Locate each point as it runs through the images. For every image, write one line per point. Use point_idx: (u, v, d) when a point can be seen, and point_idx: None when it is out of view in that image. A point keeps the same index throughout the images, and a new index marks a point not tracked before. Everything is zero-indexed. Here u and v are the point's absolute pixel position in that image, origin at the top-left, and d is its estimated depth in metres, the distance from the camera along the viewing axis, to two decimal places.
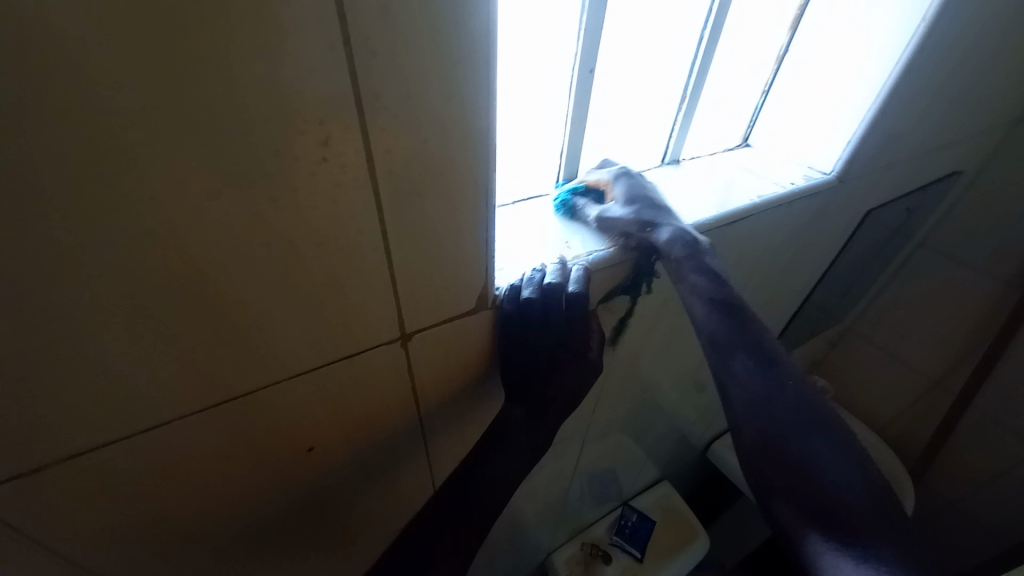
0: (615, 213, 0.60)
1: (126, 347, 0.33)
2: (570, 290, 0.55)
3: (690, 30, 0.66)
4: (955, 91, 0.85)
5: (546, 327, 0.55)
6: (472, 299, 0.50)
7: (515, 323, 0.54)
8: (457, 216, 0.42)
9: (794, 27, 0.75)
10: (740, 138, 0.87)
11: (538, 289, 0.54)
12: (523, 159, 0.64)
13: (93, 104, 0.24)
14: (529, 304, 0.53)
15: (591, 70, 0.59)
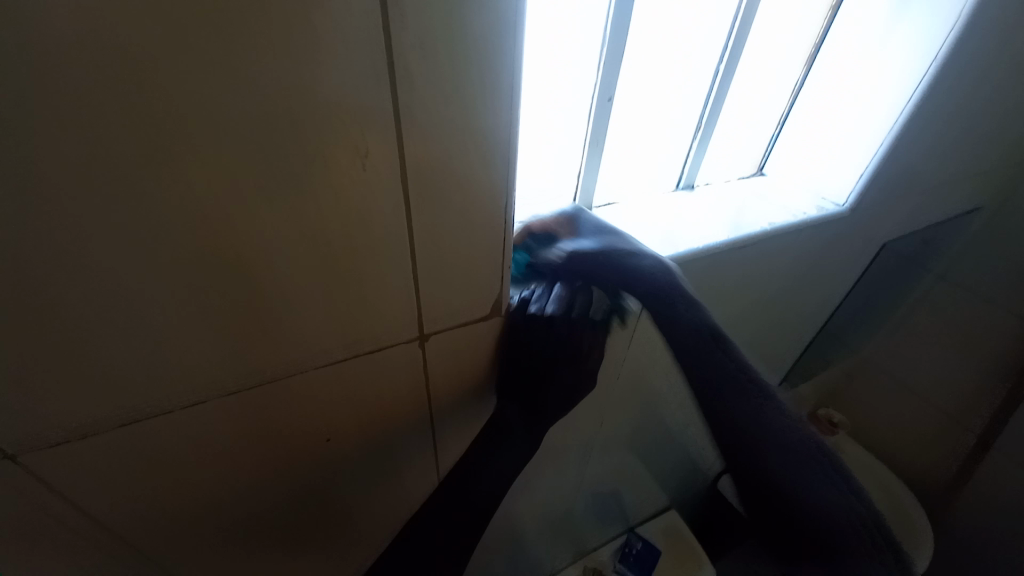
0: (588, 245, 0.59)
1: (179, 312, 0.36)
2: (571, 315, 0.59)
3: (706, 63, 0.70)
4: (970, 129, 0.86)
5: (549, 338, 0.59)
6: (487, 305, 0.52)
7: (522, 335, 0.58)
8: (478, 231, 0.45)
9: (808, 67, 0.79)
10: (757, 168, 0.89)
11: (543, 306, 0.58)
12: (541, 174, 0.67)
13: (183, 113, 0.29)
14: (535, 317, 0.57)
15: (610, 98, 0.63)
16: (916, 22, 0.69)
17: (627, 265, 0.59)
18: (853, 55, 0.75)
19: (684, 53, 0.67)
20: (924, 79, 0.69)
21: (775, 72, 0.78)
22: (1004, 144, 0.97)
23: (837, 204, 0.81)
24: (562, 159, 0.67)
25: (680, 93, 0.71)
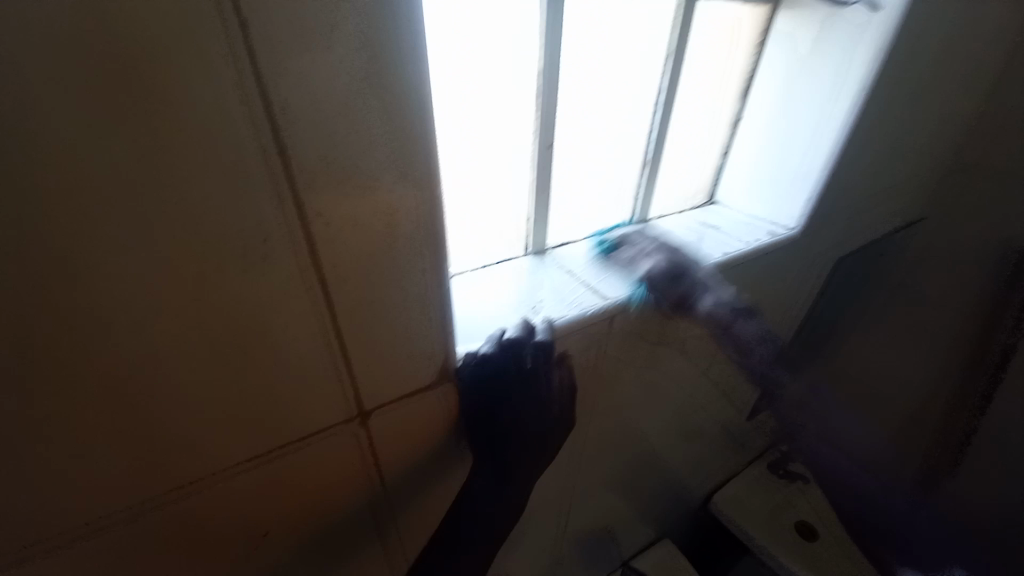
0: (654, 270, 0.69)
1: (74, 416, 0.33)
2: (536, 338, 0.56)
3: (645, 101, 0.69)
4: (910, 144, 0.88)
5: (508, 374, 0.54)
6: (433, 372, 0.49)
7: (477, 383, 0.54)
8: (412, 304, 0.43)
9: (744, 98, 0.80)
10: (707, 197, 0.90)
11: (498, 343, 0.54)
12: (488, 224, 0.65)
13: (60, 210, 0.27)
14: (489, 359, 0.53)
15: (549, 145, 0.62)
16: (844, 51, 0.69)
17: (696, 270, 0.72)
18: (780, 83, 0.76)
19: (625, 95, 0.67)
20: (853, 107, 0.71)
21: (716, 104, 0.79)
22: (942, 154, 1.00)
23: (786, 228, 0.82)
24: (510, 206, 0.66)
25: (625, 132, 0.71)
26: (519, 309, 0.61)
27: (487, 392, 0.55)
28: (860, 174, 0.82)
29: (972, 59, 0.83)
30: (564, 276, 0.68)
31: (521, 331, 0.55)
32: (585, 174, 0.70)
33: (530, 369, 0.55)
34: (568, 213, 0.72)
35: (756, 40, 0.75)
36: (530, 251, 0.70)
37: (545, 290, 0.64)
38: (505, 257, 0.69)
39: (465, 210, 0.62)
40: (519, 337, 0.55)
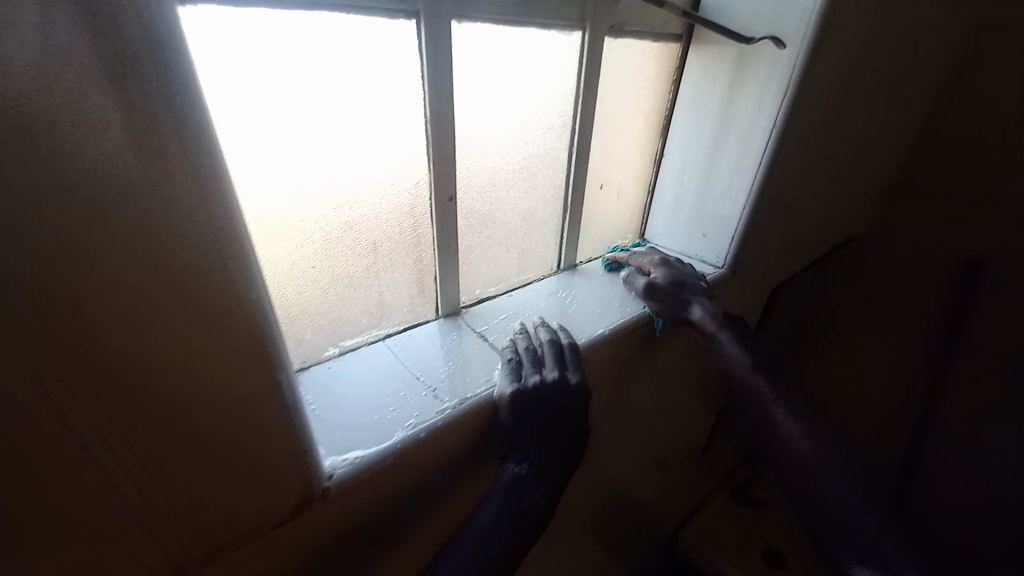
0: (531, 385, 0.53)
1: None
2: (572, 376, 0.55)
3: (559, 143, 0.63)
4: (831, 170, 0.88)
5: (549, 411, 0.53)
6: (294, 499, 0.38)
7: (520, 418, 0.52)
8: (247, 414, 0.33)
9: (664, 135, 0.78)
10: (637, 235, 0.88)
11: (542, 372, 0.54)
12: (392, 290, 0.56)
13: None
14: (538, 389, 0.53)
15: (451, 197, 0.53)
16: (757, 88, 0.66)
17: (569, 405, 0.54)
18: (700, 121, 0.73)
19: (534, 136, 0.60)
20: (767, 143, 0.67)
21: (637, 143, 0.77)
22: (862, 178, 1.01)
23: (714, 267, 0.78)
24: (409, 269, 0.56)
25: (542, 176, 0.64)
26: (416, 390, 0.50)
27: (523, 427, 0.53)
28: (782, 210, 0.81)
29: (874, 96, 0.85)
30: (478, 341, 0.59)
31: (563, 363, 0.56)
32: (498, 223, 0.63)
33: (570, 406, 0.54)
34: (484, 267, 0.65)
35: (671, 80, 0.74)
36: (441, 314, 0.62)
37: (452, 362, 0.55)
38: (416, 319, 0.60)
39: (354, 280, 0.52)
40: (561, 373, 0.54)
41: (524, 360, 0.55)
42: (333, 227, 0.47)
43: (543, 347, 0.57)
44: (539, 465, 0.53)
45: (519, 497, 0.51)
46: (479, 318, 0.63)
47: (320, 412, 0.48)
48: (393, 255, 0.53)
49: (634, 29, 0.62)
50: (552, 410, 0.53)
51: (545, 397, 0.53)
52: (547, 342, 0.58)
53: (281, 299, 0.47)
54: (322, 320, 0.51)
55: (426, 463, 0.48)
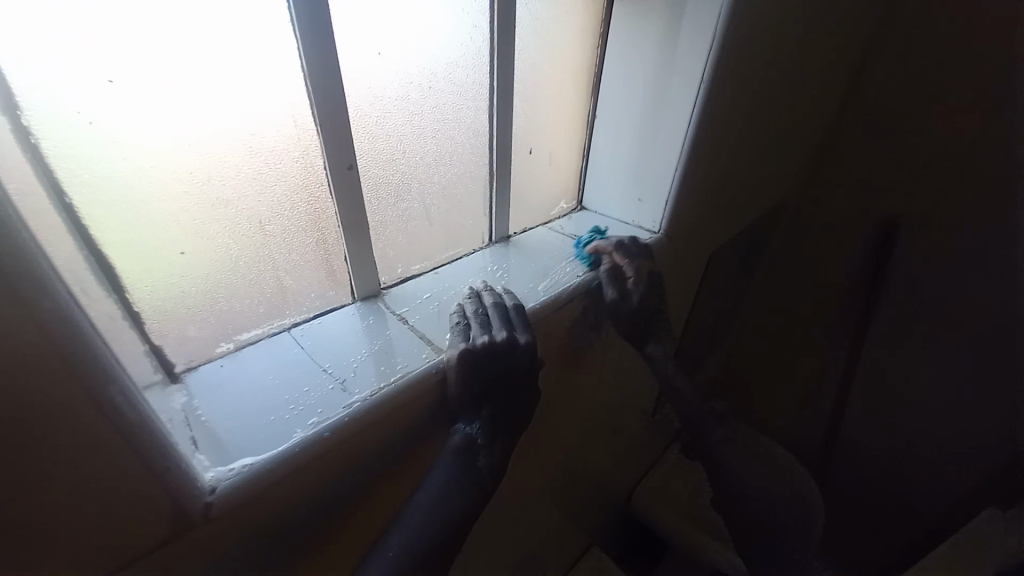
0: (478, 350, 0.50)
1: None
2: (522, 339, 0.53)
3: (476, 104, 0.58)
4: (762, 129, 0.87)
5: (499, 369, 0.51)
6: (165, 525, 0.33)
7: (471, 381, 0.50)
8: (77, 426, 0.27)
9: (594, 95, 0.74)
10: (576, 203, 0.84)
11: (489, 334, 0.52)
12: (293, 274, 0.50)
13: None
14: (485, 353, 0.50)
15: (351, 166, 0.47)
16: (684, 41, 0.62)
17: (521, 363, 0.52)
18: (628, 78, 0.69)
19: (446, 95, 0.54)
20: (696, 102, 0.64)
21: (566, 103, 0.72)
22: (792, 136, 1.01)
23: (650, 232, 0.77)
24: (312, 249, 0.50)
25: (461, 140, 0.59)
26: (323, 382, 0.46)
27: (478, 390, 0.51)
28: (717, 171, 0.80)
29: (803, 52, 0.84)
30: (396, 325, 0.54)
31: (511, 326, 0.53)
32: (414, 194, 0.57)
33: (522, 363, 0.53)
34: (404, 243, 0.60)
35: (598, 34, 0.70)
36: (359, 297, 0.56)
37: (366, 349, 0.50)
38: (330, 306, 0.54)
39: (242, 265, 0.45)
40: (510, 336, 0.52)
41: (473, 323, 0.53)
42: (205, 203, 0.41)
43: (489, 308, 0.55)
44: (490, 422, 0.52)
45: (471, 459, 0.51)
46: (399, 300, 0.58)
47: (208, 419, 0.42)
48: (288, 235, 0.47)
49: None
50: (502, 370, 0.51)
51: (493, 360, 0.50)
52: (493, 305, 0.55)
53: (148, 290, 0.40)
54: (208, 311, 0.45)
55: (341, 464, 0.43)
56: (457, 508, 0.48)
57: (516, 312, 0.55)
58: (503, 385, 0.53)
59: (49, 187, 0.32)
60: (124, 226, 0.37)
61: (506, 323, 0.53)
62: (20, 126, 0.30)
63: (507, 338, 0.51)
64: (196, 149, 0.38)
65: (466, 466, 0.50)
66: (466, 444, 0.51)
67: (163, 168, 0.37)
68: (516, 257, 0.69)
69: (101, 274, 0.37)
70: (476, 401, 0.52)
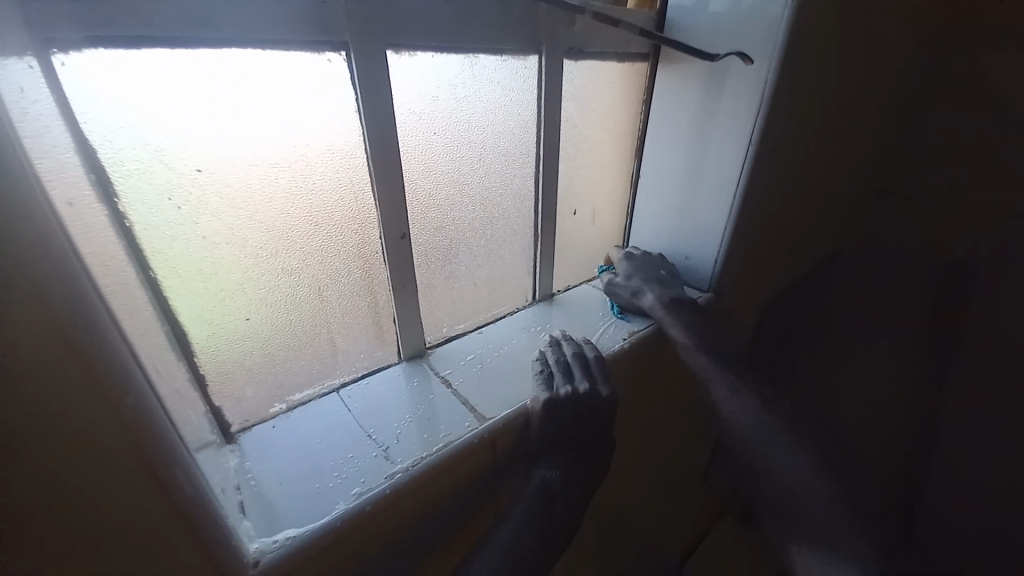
0: (561, 399, 0.51)
1: None
2: (602, 391, 0.53)
3: (522, 171, 0.60)
4: (818, 178, 0.83)
5: (580, 417, 0.52)
6: None
7: (551, 425, 0.51)
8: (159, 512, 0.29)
9: (636, 156, 0.75)
10: (618, 259, 0.84)
11: (570, 385, 0.53)
12: (344, 337, 0.51)
13: None
14: (566, 402, 0.51)
15: (403, 235, 0.49)
16: (729, 106, 0.62)
17: (603, 415, 0.53)
18: (670, 140, 0.70)
19: (493, 165, 0.57)
20: (744, 162, 0.63)
21: (608, 164, 0.74)
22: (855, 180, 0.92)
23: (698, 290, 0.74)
24: (363, 311, 0.52)
25: (508, 204, 0.61)
26: (366, 448, 0.46)
27: (556, 433, 0.52)
28: (767, 227, 0.77)
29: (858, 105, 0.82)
30: (439, 388, 0.54)
31: (590, 376, 0.54)
32: (461, 256, 0.59)
33: (605, 413, 0.53)
34: (448, 304, 0.61)
35: (640, 99, 0.72)
36: (403, 358, 0.57)
37: (408, 415, 0.50)
38: (377, 366, 0.56)
39: (298, 328, 0.48)
40: (591, 389, 0.53)
41: (555, 372, 0.54)
42: (270, 272, 0.43)
43: (568, 357, 0.57)
44: (568, 471, 0.52)
45: (548, 506, 0.50)
46: (443, 361, 0.58)
47: (258, 482, 0.43)
48: (342, 299, 0.49)
49: (595, 49, 0.59)
50: (583, 423, 0.52)
51: (575, 408, 0.51)
52: (573, 356, 0.56)
53: (214, 354, 0.43)
54: (265, 372, 0.47)
55: (381, 537, 0.42)
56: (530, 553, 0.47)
57: (595, 363, 0.56)
58: (580, 436, 0.52)
59: (137, 262, 0.36)
60: (200, 295, 0.40)
61: (587, 373, 0.55)
62: (118, 213, 0.34)
63: (590, 390, 0.53)
64: (264, 225, 0.41)
65: (544, 511, 0.49)
66: (541, 490, 0.50)
67: (235, 244, 0.40)
68: (562, 316, 0.69)
69: (175, 340, 0.39)
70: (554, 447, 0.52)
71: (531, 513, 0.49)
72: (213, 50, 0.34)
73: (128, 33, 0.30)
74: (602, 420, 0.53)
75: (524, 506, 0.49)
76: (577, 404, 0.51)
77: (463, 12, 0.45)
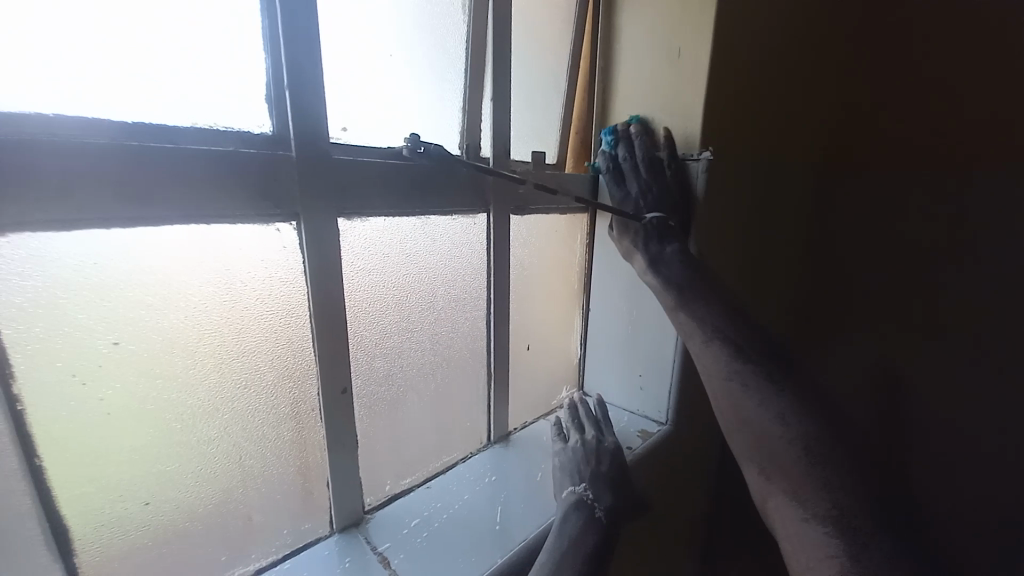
0: (573, 446, 0.61)
1: None
2: (607, 439, 0.61)
3: (473, 313, 0.61)
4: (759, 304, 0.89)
5: (600, 461, 0.58)
6: None
7: (575, 468, 0.57)
8: None
9: (584, 290, 0.79)
10: (577, 387, 0.83)
11: (580, 436, 0.62)
12: (267, 510, 0.45)
13: None
14: (579, 448, 0.60)
15: (343, 389, 0.46)
16: None
17: (616, 461, 0.58)
18: (612, 279, 0.74)
19: (444, 310, 0.57)
20: None
21: (559, 299, 0.77)
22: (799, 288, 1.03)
23: (657, 422, 0.73)
24: (291, 476, 0.46)
25: (460, 345, 0.61)
26: None
27: (581, 474, 0.56)
28: None
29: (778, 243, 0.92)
30: (376, 569, 0.46)
31: (596, 422, 0.64)
32: (409, 401, 0.56)
33: (613, 449, 0.60)
34: (393, 458, 0.56)
35: (583, 241, 0.78)
36: (335, 529, 0.50)
37: None
38: (306, 541, 0.48)
39: (210, 505, 0.41)
40: (597, 436, 0.61)
41: (570, 429, 0.64)
42: (183, 445, 0.39)
43: (575, 417, 0.66)
44: (607, 506, 0.53)
45: (591, 521, 0.51)
46: (383, 530, 0.51)
47: None
48: (267, 466, 0.44)
49: (539, 207, 0.65)
50: (605, 472, 0.56)
51: (588, 455, 0.58)
52: (585, 414, 0.66)
53: (99, 548, 0.36)
54: (160, 565, 0.39)
55: None
56: (592, 552, 0.48)
57: (600, 413, 0.66)
58: (607, 483, 0.55)
59: (24, 451, 0.32)
60: (92, 481, 0.35)
61: (593, 421, 0.64)
62: (11, 394, 0.31)
63: (597, 438, 0.61)
64: (183, 394, 0.38)
65: (590, 524, 0.50)
66: (580, 502, 0.52)
67: (147, 417, 0.37)
68: (525, 461, 0.65)
69: (52, 542, 0.34)
70: (580, 475, 0.56)
71: (581, 526, 0.50)
72: (154, 227, 0.34)
73: (66, 222, 0.30)
74: (617, 465, 0.58)
75: (570, 522, 0.51)
76: (586, 450, 0.59)
77: (414, 183, 0.49)
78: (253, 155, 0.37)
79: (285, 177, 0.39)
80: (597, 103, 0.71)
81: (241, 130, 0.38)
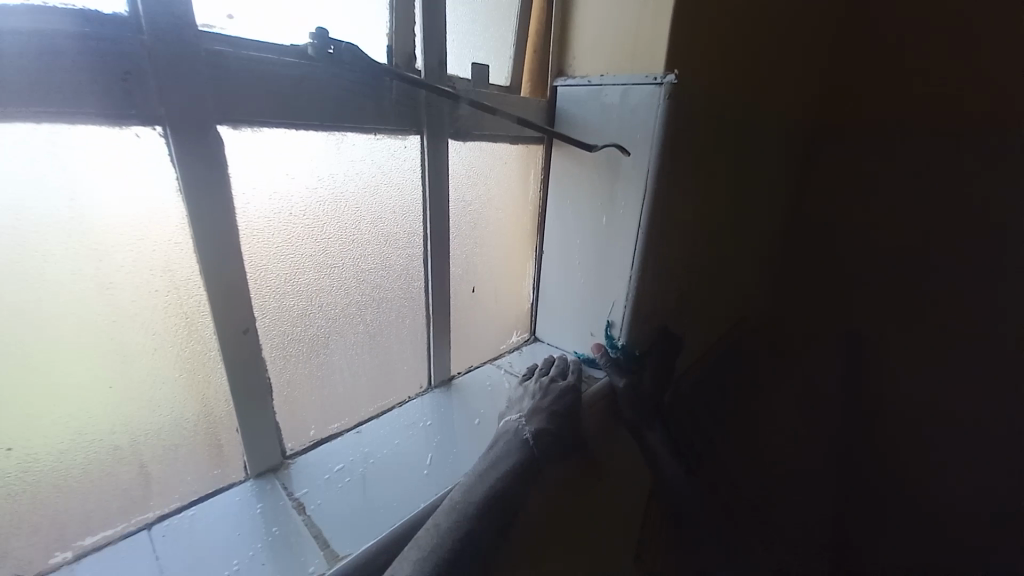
0: (532, 385, 0.62)
1: None
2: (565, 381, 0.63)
3: (408, 251, 0.56)
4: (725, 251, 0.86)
5: (550, 398, 0.60)
6: None
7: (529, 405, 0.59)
8: None
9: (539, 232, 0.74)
10: (530, 334, 0.81)
11: (540, 377, 0.64)
12: (169, 457, 0.42)
13: None
14: (534, 386, 0.62)
15: (247, 327, 0.41)
16: (618, 189, 0.62)
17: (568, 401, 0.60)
18: (568, 218, 0.69)
19: (371, 246, 0.52)
20: (634, 245, 0.63)
21: (510, 241, 0.72)
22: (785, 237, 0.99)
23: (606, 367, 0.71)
24: (194, 423, 0.42)
25: (394, 284, 0.56)
26: None
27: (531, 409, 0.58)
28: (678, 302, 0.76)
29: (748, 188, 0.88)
30: (289, 514, 0.44)
31: (560, 367, 0.66)
32: (333, 344, 0.52)
33: (567, 389, 0.61)
34: (316, 403, 0.52)
35: (538, 179, 0.71)
36: (251, 475, 0.47)
37: (235, 562, 0.40)
38: (219, 486, 0.45)
39: (97, 453, 0.37)
40: (555, 378, 0.63)
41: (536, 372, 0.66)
42: (47, 389, 0.34)
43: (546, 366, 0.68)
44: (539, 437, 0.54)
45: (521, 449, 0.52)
46: (304, 476, 0.48)
47: None
48: (162, 411, 0.40)
49: (484, 133, 0.58)
50: (554, 408, 0.58)
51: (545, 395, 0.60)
52: (553, 362, 0.68)
53: None
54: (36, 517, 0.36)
55: None
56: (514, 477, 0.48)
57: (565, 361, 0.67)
58: (550, 419, 0.56)
59: None
60: None
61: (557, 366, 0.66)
62: None
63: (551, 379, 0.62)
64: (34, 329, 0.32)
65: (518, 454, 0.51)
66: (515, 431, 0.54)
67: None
68: (468, 405, 0.63)
69: None
70: (522, 408, 0.59)
71: (510, 454, 0.51)
72: None
73: None
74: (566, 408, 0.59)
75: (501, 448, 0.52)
76: (540, 389, 0.61)
77: (324, 93, 0.42)
78: (91, 39, 0.29)
79: (141, 70, 0.32)
80: (556, 16, 0.62)
81: (86, 9, 0.29)
